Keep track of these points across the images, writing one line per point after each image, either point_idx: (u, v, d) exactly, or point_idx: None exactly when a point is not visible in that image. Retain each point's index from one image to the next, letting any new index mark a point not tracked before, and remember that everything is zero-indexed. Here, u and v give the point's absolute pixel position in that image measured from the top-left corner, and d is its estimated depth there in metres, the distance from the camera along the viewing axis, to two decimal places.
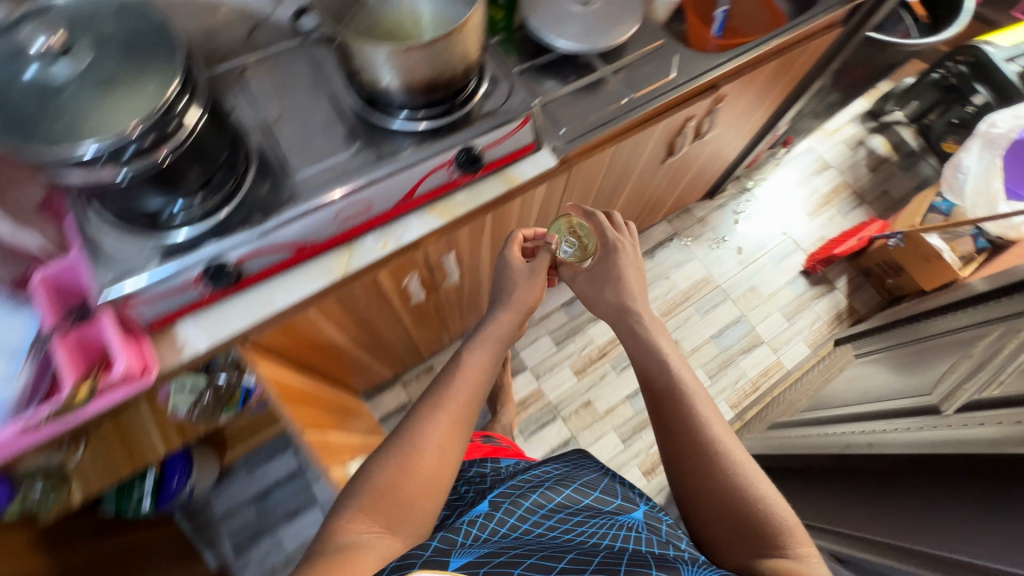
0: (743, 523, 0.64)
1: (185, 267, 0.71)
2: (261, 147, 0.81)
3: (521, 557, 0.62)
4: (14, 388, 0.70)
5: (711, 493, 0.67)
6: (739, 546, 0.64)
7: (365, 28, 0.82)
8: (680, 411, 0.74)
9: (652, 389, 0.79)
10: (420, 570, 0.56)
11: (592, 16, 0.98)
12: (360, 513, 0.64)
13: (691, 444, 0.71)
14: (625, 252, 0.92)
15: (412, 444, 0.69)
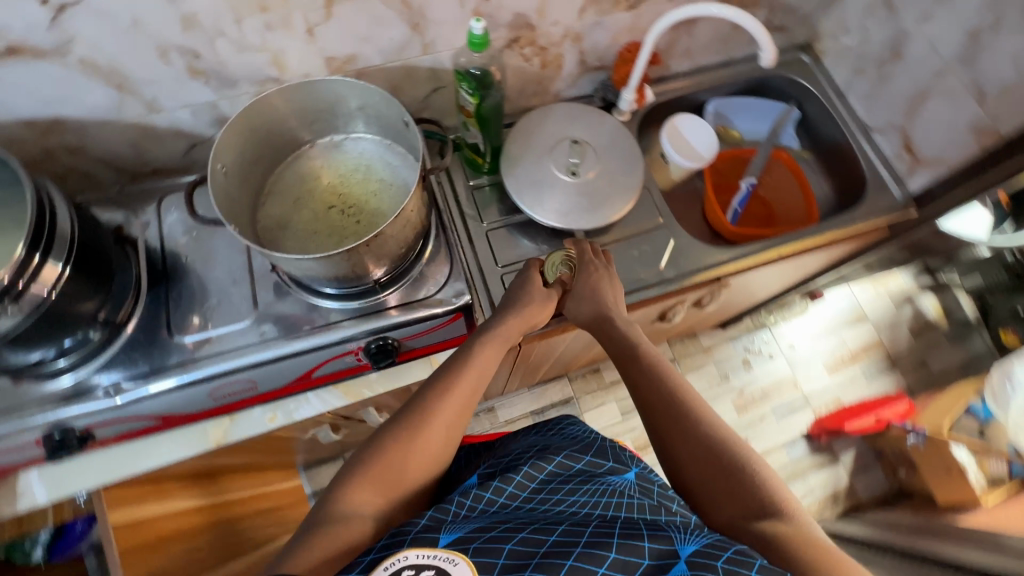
0: (733, 481, 0.53)
1: (31, 427, 0.66)
2: (162, 287, 0.73)
3: (517, 526, 0.51)
4: None
5: (701, 466, 0.55)
6: (727, 506, 0.53)
7: (304, 178, 0.74)
8: (660, 384, 0.61)
9: (627, 356, 0.66)
10: (409, 548, 0.47)
11: (579, 189, 0.85)
12: (359, 491, 0.53)
13: (671, 403, 0.60)
14: (599, 278, 0.75)
15: (419, 426, 0.58)
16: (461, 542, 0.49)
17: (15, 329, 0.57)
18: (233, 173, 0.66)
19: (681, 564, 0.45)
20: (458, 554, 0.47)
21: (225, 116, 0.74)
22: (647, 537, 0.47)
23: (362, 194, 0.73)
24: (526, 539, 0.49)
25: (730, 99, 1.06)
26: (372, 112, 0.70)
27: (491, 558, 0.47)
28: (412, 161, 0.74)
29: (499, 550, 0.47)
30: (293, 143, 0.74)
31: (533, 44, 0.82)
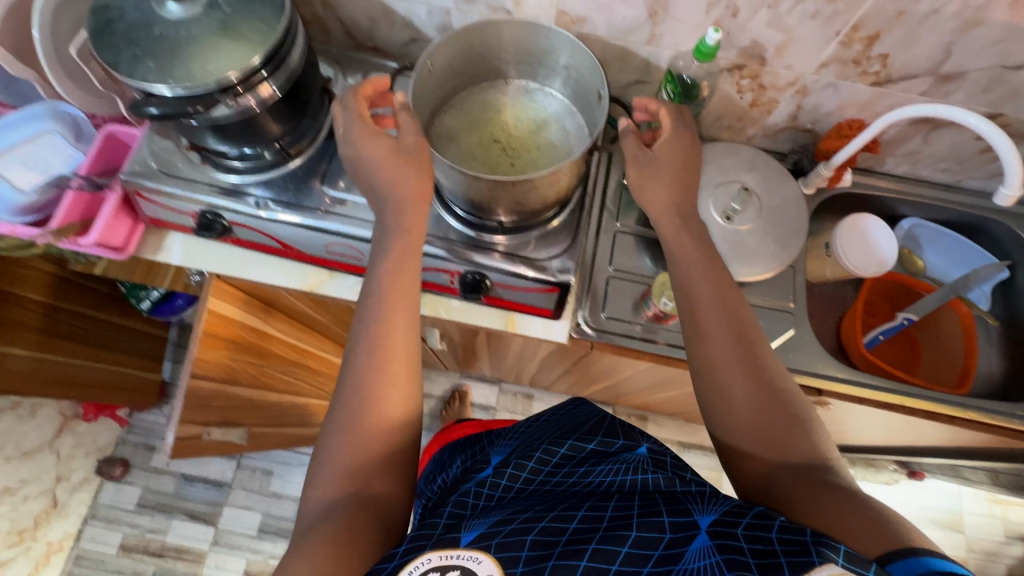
0: (788, 438, 0.57)
1: (190, 201, 0.76)
2: (330, 143, 0.82)
3: (536, 514, 0.56)
4: (22, 201, 0.75)
5: (759, 426, 0.58)
6: (778, 460, 0.57)
7: (487, 106, 0.79)
8: (728, 342, 0.62)
9: (694, 307, 0.65)
10: (431, 552, 0.53)
11: (724, 233, 0.81)
12: (347, 458, 0.61)
13: (738, 361, 0.61)
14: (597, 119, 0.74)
15: (383, 382, 0.64)
16: (483, 537, 0.54)
17: (222, 120, 0.66)
18: (436, 75, 0.72)
19: (702, 533, 0.48)
20: (482, 552, 0.53)
21: (450, 25, 0.80)
22: (667, 513, 0.51)
23: (527, 142, 0.76)
24: (545, 528, 0.53)
25: (930, 225, 0.95)
26: (575, 75, 0.72)
27: (513, 550, 0.52)
28: (585, 136, 0.76)
29: (523, 539, 0.52)
30: (494, 72, 0.78)
31: (754, 78, 0.78)
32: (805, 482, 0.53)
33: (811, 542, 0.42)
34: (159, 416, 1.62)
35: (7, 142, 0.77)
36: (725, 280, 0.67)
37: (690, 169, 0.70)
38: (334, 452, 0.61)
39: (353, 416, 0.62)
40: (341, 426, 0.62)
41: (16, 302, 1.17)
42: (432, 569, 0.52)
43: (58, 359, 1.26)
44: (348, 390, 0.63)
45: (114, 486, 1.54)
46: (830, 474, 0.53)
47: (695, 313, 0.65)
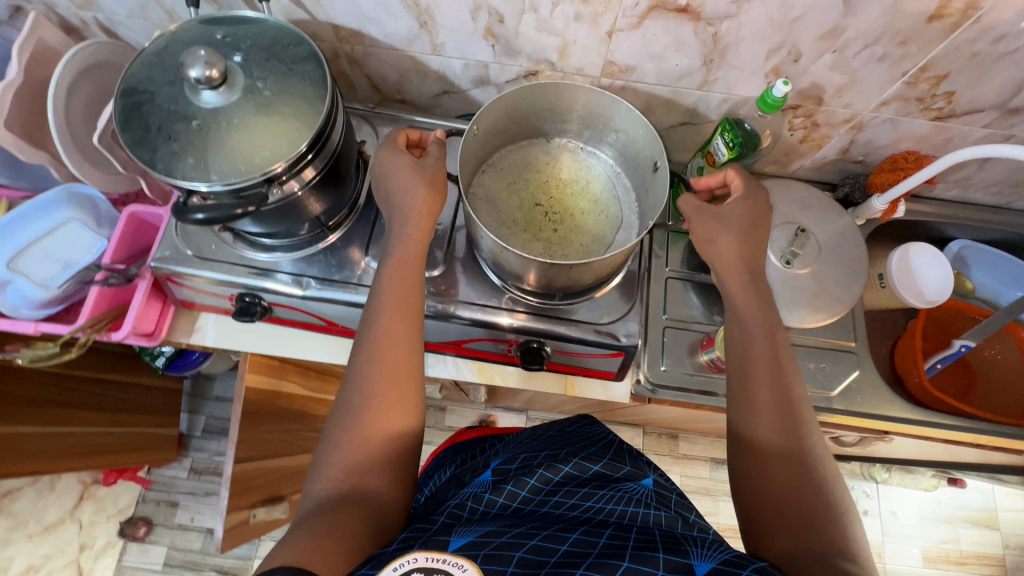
0: (812, 513, 0.53)
1: (227, 286, 0.72)
2: (367, 210, 0.77)
3: (528, 530, 0.55)
4: (45, 296, 0.70)
5: (788, 493, 0.55)
6: (798, 533, 0.53)
7: (528, 166, 0.75)
8: (777, 400, 0.59)
9: (748, 363, 0.62)
10: (417, 552, 0.51)
11: (784, 279, 0.78)
12: (334, 466, 0.58)
13: (783, 424, 0.58)
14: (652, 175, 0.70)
15: (376, 406, 0.60)
16: (472, 546, 0.52)
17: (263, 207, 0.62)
18: (481, 139, 0.68)
19: (698, 568, 0.49)
20: (468, 560, 0.50)
21: (487, 77, 0.76)
22: (662, 549, 0.51)
23: (572, 207, 0.72)
24: (538, 547, 0.52)
25: (979, 246, 0.92)
26: (626, 140, 0.69)
27: (500, 563, 0.50)
28: (633, 201, 0.73)
29: (512, 554, 0.51)
30: (536, 131, 0.74)
31: (808, 116, 0.75)
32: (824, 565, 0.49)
33: None
34: (179, 469, 1.57)
35: (24, 236, 0.72)
36: (786, 351, 0.63)
37: (765, 226, 0.66)
38: (322, 459, 0.59)
39: (346, 431, 0.60)
40: (332, 432, 0.60)
41: (29, 377, 1.11)
42: (416, 570, 0.49)
43: (74, 430, 1.19)
44: (340, 413, 0.61)
45: (138, 547, 1.48)
46: (849, 564, 0.49)
47: (747, 372, 0.61)
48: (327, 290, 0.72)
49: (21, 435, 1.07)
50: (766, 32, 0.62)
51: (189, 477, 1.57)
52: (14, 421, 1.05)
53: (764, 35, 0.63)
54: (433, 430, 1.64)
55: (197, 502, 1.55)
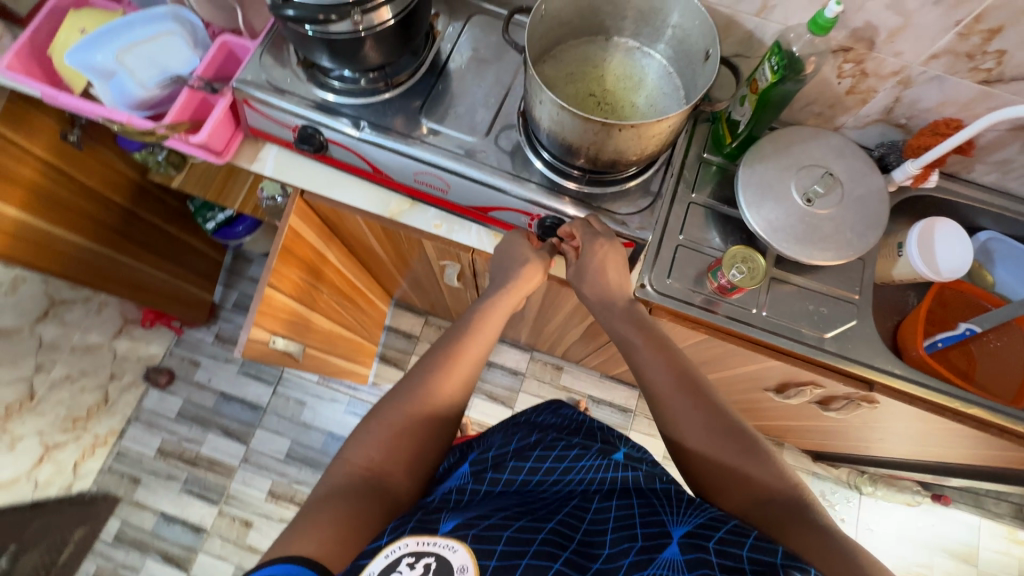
0: (741, 464, 0.64)
1: (292, 115, 0.80)
2: (424, 77, 0.84)
3: (513, 515, 0.59)
4: (140, 95, 0.80)
5: (717, 463, 0.65)
6: (742, 488, 0.62)
7: (585, 60, 0.80)
8: (671, 390, 0.70)
9: (641, 364, 0.74)
10: (409, 536, 0.56)
11: (802, 215, 0.81)
12: (370, 453, 0.67)
13: (681, 408, 0.68)
14: (697, 76, 0.74)
15: (414, 397, 0.72)
16: (461, 527, 0.57)
17: (337, 37, 0.71)
18: (545, 20, 0.73)
19: (674, 544, 0.54)
20: (458, 542, 0.55)
21: None
22: (643, 528, 0.57)
23: (622, 99, 0.78)
24: (523, 527, 0.57)
25: (1006, 239, 0.93)
26: (681, 34, 0.74)
27: (489, 542, 0.55)
28: (681, 98, 0.78)
29: (498, 535, 0.56)
30: (596, 29, 0.79)
31: (858, 63, 0.78)
32: (785, 528, 0.57)
33: (781, 564, 0.49)
34: (206, 334, 1.72)
35: (131, 38, 0.81)
36: (671, 351, 0.74)
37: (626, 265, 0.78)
38: (356, 452, 0.67)
39: (365, 436, 0.69)
40: (373, 424, 0.70)
41: (101, 202, 1.23)
42: (407, 554, 0.54)
43: (127, 262, 1.33)
44: (379, 414, 0.71)
45: (157, 395, 1.65)
46: (809, 511, 0.58)
47: (641, 371, 0.73)
48: (375, 136, 0.79)
49: (85, 250, 1.20)
50: None
51: (213, 343, 1.71)
52: (83, 234, 1.18)
53: None
54: None
55: (218, 366, 1.70)
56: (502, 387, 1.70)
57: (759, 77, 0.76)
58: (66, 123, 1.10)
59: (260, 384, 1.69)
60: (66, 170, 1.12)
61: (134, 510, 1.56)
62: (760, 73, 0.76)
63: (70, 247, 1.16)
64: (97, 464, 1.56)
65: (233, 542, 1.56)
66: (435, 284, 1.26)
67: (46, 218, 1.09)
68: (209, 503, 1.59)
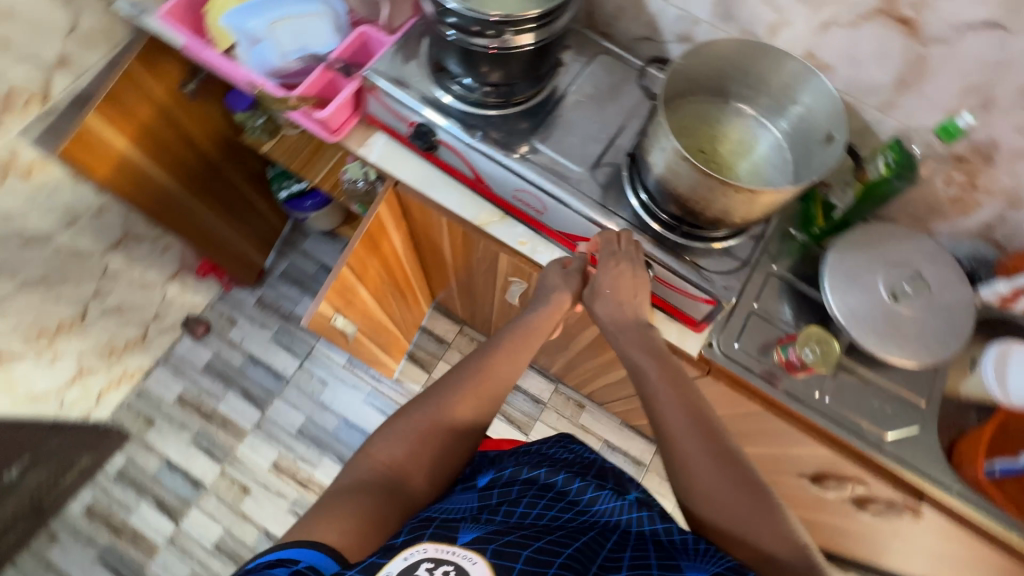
0: (749, 514, 0.60)
1: (413, 111, 0.84)
2: (543, 102, 0.87)
3: (531, 535, 0.59)
4: (278, 64, 0.86)
5: (724, 510, 0.61)
6: (742, 538, 0.59)
7: (699, 117, 0.82)
8: (677, 427, 0.67)
9: (653, 394, 0.71)
10: (428, 543, 0.57)
11: (886, 310, 0.81)
12: (393, 452, 0.69)
13: (691, 448, 0.65)
14: (816, 157, 0.75)
15: (451, 398, 0.74)
16: (481, 541, 0.57)
17: (475, 49, 0.74)
18: (675, 72, 0.76)
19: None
20: (478, 554, 0.55)
21: (692, 35, 0.86)
22: (657, 567, 0.57)
23: (728, 162, 0.80)
24: (542, 549, 0.57)
25: None
26: (806, 114, 0.76)
27: (509, 559, 0.55)
28: (788, 172, 0.79)
29: (518, 552, 0.56)
30: (718, 90, 0.82)
31: (969, 175, 0.79)
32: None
33: None
34: (249, 295, 1.76)
35: (285, 14, 0.88)
36: (695, 392, 0.70)
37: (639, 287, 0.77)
38: (385, 448, 0.69)
39: (378, 446, 0.70)
40: (402, 422, 0.72)
41: (198, 150, 1.29)
42: (426, 559, 0.54)
43: (203, 211, 1.38)
44: (408, 414, 0.73)
45: (190, 342, 1.69)
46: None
47: (653, 402, 0.70)
48: (484, 147, 0.82)
49: (170, 190, 1.25)
50: (969, 71, 0.69)
51: (254, 305, 1.76)
52: (174, 176, 1.24)
53: (966, 69, 0.69)
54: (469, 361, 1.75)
55: (253, 328, 1.73)
56: (521, 413, 1.69)
57: (871, 166, 0.79)
58: (188, 74, 1.15)
59: (289, 356, 1.72)
60: (178, 114, 1.18)
61: (142, 450, 1.59)
62: (873, 160, 0.79)
63: (158, 184, 1.21)
64: (119, 397, 1.61)
65: (228, 505, 1.56)
66: (488, 295, 1.26)
67: (148, 154, 1.15)
68: (214, 460, 1.60)
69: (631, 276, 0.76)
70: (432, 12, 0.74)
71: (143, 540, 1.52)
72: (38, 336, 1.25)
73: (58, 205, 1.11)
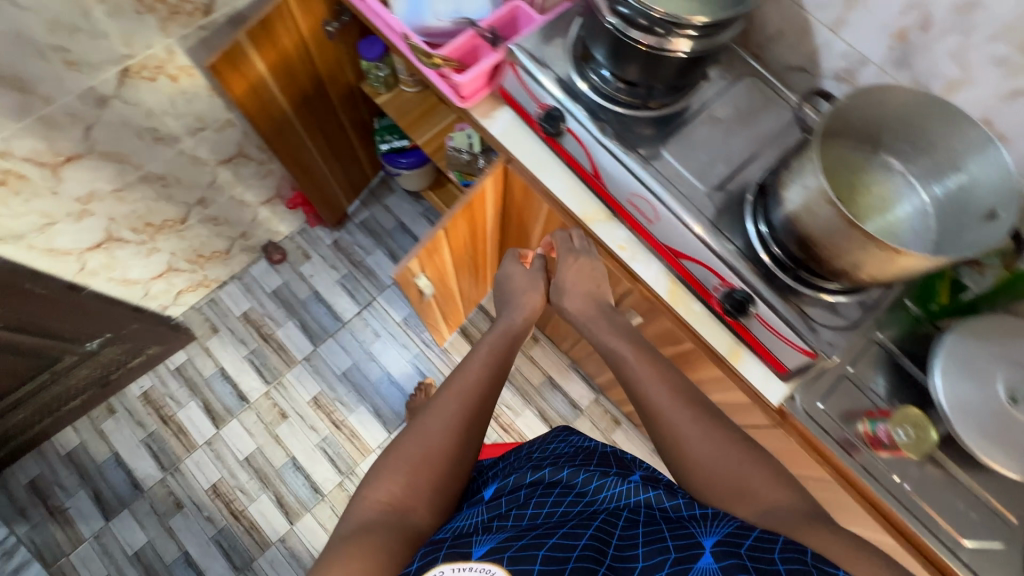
0: (737, 468, 0.64)
1: (548, 93, 0.83)
2: (678, 112, 0.84)
3: (546, 532, 0.58)
4: (429, 22, 0.87)
5: (711, 467, 0.65)
6: (730, 486, 0.63)
7: (843, 162, 0.77)
8: (658, 403, 0.73)
9: (634, 377, 0.77)
10: (443, 564, 0.55)
11: (999, 411, 0.74)
12: (392, 487, 0.69)
13: (671, 419, 0.71)
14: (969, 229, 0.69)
15: (431, 417, 0.77)
16: (496, 551, 0.55)
17: (630, 44, 0.74)
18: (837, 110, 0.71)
19: (707, 553, 0.53)
20: (494, 564, 0.54)
21: (855, 75, 0.81)
22: (669, 538, 0.56)
23: (863, 214, 0.75)
24: (556, 546, 0.55)
25: None
26: (968, 184, 0.70)
27: (527, 562, 0.53)
28: (931, 240, 0.73)
29: (534, 556, 0.54)
30: (870, 139, 0.77)
31: None
32: (799, 528, 0.55)
33: (813, 564, 0.50)
34: (327, 235, 1.83)
35: None
36: (676, 377, 0.77)
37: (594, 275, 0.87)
38: (378, 486, 0.69)
39: (371, 484, 0.69)
40: (389, 456, 0.72)
41: (320, 88, 1.33)
42: None
43: (309, 146, 1.43)
44: (390, 451, 0.73)
45: (265, 266, 1.79)
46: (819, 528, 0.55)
47: (634, 382, 0.77)
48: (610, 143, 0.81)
49: (288, 120, 1.31)
50: None
51: (329, 246, 1.83)
52: (294, 108, 1.29)
53: None
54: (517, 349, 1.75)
55: (324, 267, 1.80)
56: (556, 413, 1.68)
57: None
58: (331, 14, 1.19)
59: (350, 301, 1.78)
60: (312, 50, 1.21)
61: (201, 354, 1.70)
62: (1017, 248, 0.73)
63: (281, 112, 1.26)
64: (193, 300, 1.72)
65: (265, 425, 1.64)
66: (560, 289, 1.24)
67: (278, 83, 1.19)
68: (262, 380, 1.68)
69: (590, 269, 0.87)
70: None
71: (185, 436, 1.62)
72: (144, 228, 1.34)
73: (190, 112, 1.18)
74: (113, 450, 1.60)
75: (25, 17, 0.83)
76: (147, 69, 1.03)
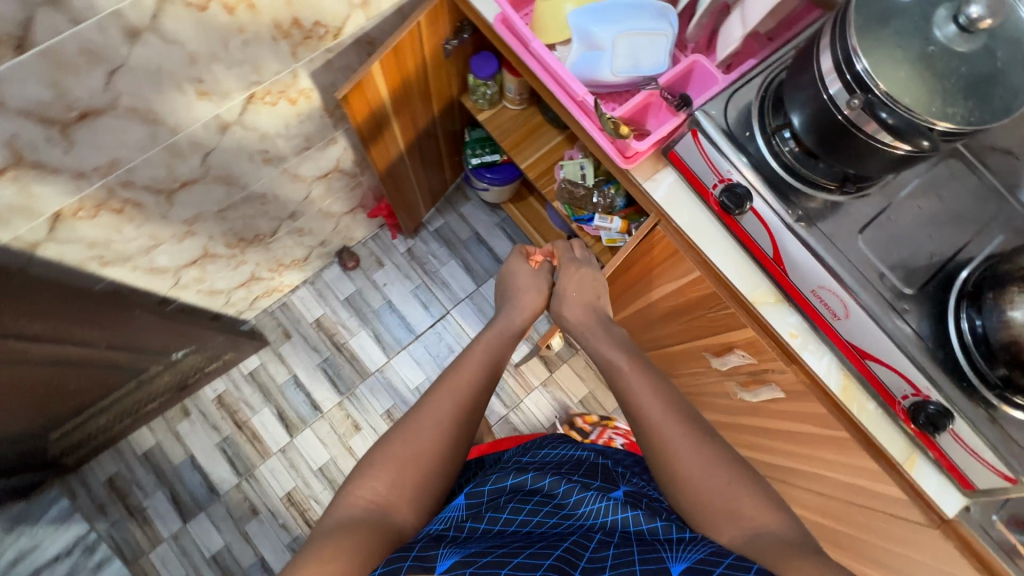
0: (723, 492, 0.65)
1: (735, 167, 0.77)
2: (873, 194, 0.77)
3: (511, 551, 0.56)
4: (604, 76, 0.82)
5: (699, 489, 0.66)
6: (717, 511, 0.64)
7: None
8: (650, 413, 0.76)
9: (629, 390, 0.80)
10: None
11: None
12: (376, 485, 0.68)
13: (662, 435, 0.72)
14: None
15: (423, 412, 0.76)
16: (459, 567, 0.53)
17: (837, 120, 0.65)
18: None
19: None
20: None
21: None
22: (640, 560, 0.54)
23: None
24: (522, 564, 0.53)
25: None
26: None
27: None
28: None
29: (496, 572, 0.52)
30: None
31: None
32: (782, 559, 0.56)
33: None
34: (402, 243, 1.78)
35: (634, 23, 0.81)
36: (672, 395, 0.78)
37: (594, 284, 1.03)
38: (362, 483, 0.68)
39: (355, 482, 0.69)
40: (375, 456, 0.71)
41: (429, 106, 1.26)
42: None
43: (406, 162, 1.37)
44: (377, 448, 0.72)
45: (338, 272, 1.75)
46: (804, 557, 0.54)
47: (630, 395, 0.80)
48: (800, 229, 0.75)
49: (393, 142, 1.25)
50: None
51: (402, 254, 1.78)
52: (403, 128, 1.23)
53: None
54: (593, 374, 1.72)
55: (397, 276, 1.76)
56: None
57: None
58: (454, 31, 1.10)
59: (424, 313, 1.74)
60: (431, 72, 1.15)
61: (274, 359, 1.68)
62: None
63: (389, 133, 1.20)
64: (266, 303, 1.69)
65: (338, 435, 1.63)
66: (669, 337, 1.19)
67: (393, 104, 1.12)
68: (335, 390, 1.67)
69: (590, 279, 1.04)
70: (820, 68, 0.65)
71: (259, 442, 1.62)
72: (235, 244, 1.29)
73: (301, 133, 1.11)
74: (189, 453, 1.60)
75: (169, 51, 0.76)
76: (271, 94, 0.96)
